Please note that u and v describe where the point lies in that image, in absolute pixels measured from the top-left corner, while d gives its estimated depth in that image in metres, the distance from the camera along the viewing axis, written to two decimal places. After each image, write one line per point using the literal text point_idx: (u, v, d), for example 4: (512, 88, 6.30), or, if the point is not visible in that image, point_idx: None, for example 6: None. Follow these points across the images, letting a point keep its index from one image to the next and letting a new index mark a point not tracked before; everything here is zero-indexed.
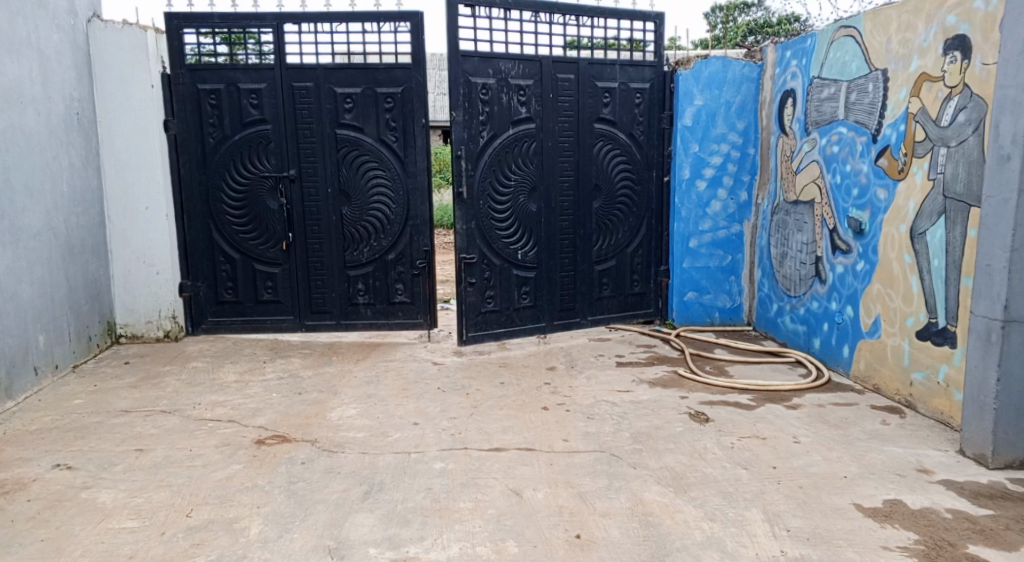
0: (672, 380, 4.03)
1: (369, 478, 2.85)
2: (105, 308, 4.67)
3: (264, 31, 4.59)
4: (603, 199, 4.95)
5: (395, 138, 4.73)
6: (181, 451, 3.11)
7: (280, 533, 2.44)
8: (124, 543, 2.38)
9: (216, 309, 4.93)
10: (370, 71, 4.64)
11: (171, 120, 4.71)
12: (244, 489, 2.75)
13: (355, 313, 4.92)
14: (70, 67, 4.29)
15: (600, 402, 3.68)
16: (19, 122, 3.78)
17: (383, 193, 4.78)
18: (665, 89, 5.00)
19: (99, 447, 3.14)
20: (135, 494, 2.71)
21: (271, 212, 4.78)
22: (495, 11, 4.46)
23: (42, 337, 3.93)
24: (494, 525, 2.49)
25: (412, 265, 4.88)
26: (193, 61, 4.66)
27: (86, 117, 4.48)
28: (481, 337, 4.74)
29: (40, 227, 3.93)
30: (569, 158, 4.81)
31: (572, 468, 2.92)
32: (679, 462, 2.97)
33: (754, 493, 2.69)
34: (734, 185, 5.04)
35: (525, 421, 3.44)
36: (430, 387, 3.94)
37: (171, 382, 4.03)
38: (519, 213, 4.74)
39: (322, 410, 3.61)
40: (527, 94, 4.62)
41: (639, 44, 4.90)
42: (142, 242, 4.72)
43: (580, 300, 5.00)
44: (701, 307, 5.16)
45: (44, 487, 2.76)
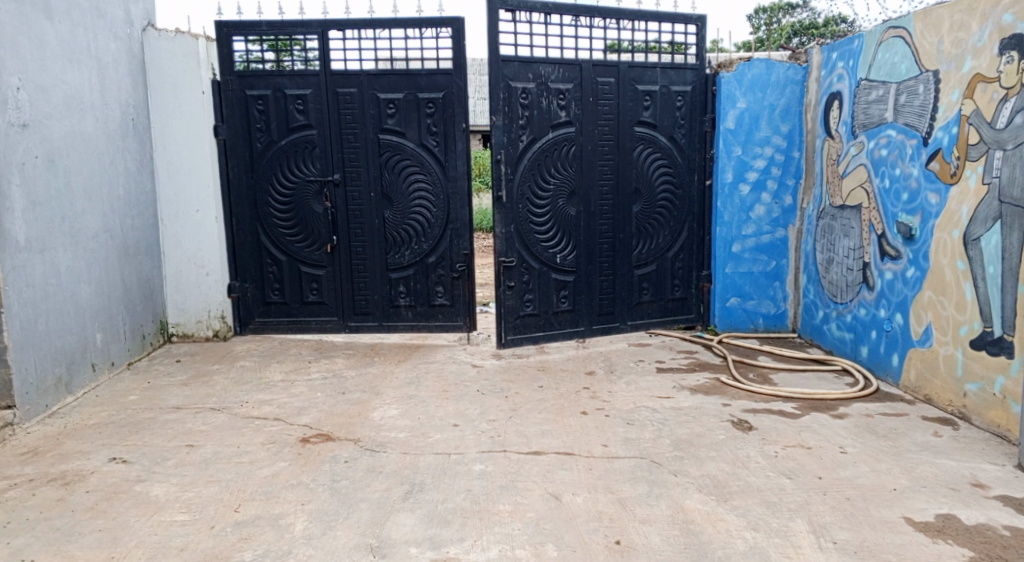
0: (714, 387, 3.98)
1: (410, 478, 2.89)
2: (157, 308, 4.82)
3: (309, 37, 4.69)
4: (643, 203, 4.92)
5: (436, 143, 4.78)
6: (230, 448, 3.19)
7: (324, 530, 2.49)
8: (175, 535, 2.46)
9: (263, 310, 5.05)
10: (412, 76, 4.70)
11: (221, 125, 4.83)
12: (289, 486, 2.81)
13: (397, 314, 4.98)
14: (126, 75, 4.45)
15: (640, 408, 3.66)
16: (79, 127, 3.93)
17: (425, 196, 4.84)
18: (707, 92, 4.95)
19: (152, 442, 3.25)
20: (186, 488, 2.80)
21: (315, 214, 4.88)
22: (535, 16, 4.48)
23: (99, 335, 4.08)
24: (534, 529, 2.50)
25: (453, 267, 4.92)
26: (241, 67, 4.79)
27: (141, 123, 4.64)
28: (520, 340, 4.76)
29: (97, 229, 4.09)
30: (609, 161, 4.80)
31: (612, 474, 2.91)
32: (721, 470, 2.94)
33: (799, 503, 2.64)
34: (779, 189, 4.96)
35: (564, 425, 3.44)
36: (470, 390, 3.97)
37: (219, 380, 4.14)
38: (559, 217, 4.74)
39: (365, 410, 3.67)
40: (567, 98, 4.63)
41: (681, 47, 4.86)
42: (193, 244, 4.87)
43: (620, 305, 4.98)
44: (744, 313, 5.09)
45: (101, 480, 2.86)
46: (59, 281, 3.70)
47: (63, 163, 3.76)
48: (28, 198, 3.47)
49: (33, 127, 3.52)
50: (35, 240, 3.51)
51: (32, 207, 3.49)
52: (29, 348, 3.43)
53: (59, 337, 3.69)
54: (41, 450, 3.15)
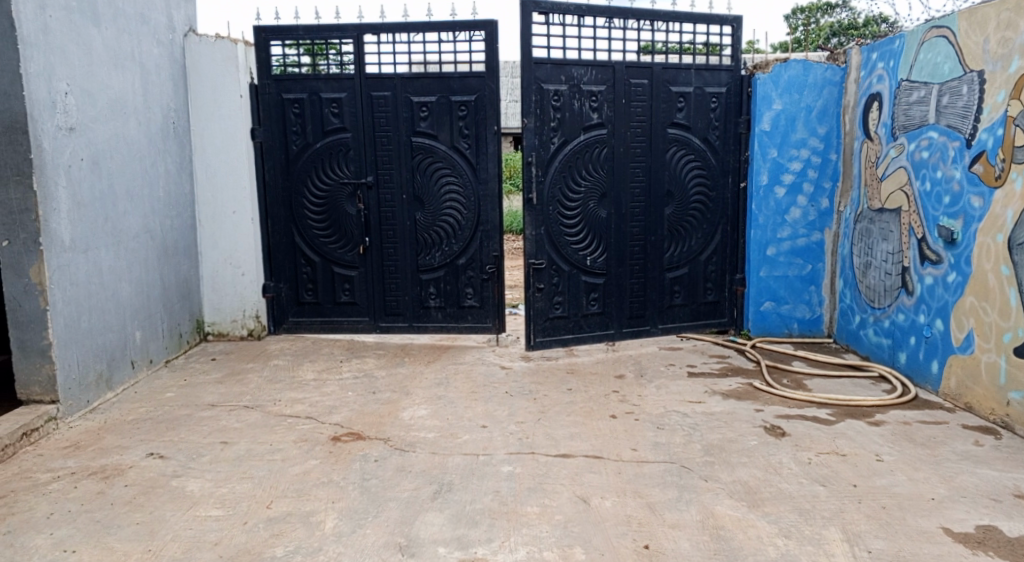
0: (746, 392, 3.92)
1: (439, 478, 2.90)
2: (195, 307, 4.94)
3: (345, 41, 4.76)
4: (675, 205, 4.88)
5: (468, 145, 4.80)
6: (263, 445, 3.25)
7: (354, 528, 2.52)
8: (210, 530, 2.51)
9: (297, 310, 5.12)
10: (445, 80, 4.74)
11: (258, 128, 4.92)
12: (320, 484, 2.85)
13: (427, 315, 5.02)
14: (168, 79, 4.57)
15: (670, 412, 3.63)
16: (123, 130, 4.05)
17: (456, 198, 4.86)
18: (742, 94, 4.89)
19: (188, 438, 3.32)
20: (220, 484, 2.85)
21: (348, 216, 4.94)
22: (568, 18, 4.48)
23: (139, 333, 4.18)
24: (562, 531, 2.49)
25: (482, 269, 4.94)
26: (279, 71, 4.87)
27: (181, 126, 4.76)
28: (549, 342, 4.75)
29: (138, 230, 4.19)
30: (641, 163, 4.77)
31: (641, 478, 2.89)
32: (753, 476, 2.89)
33: (833, 511, 2.59)
34: (815, 192, 4.87)
35: (592, 428, 3.43)
36: (498, 391, 3.98)
37: (253, 379, 4.22)
38: (590, 219, 4.72)
39: (395, 410, 3.70)
40: (599, 100, 4.61)
41: (715, 48, 4.82)
42: (230, 245, 4.97)
43: (651, 308, 4.94)
44: (778, 317, 5.01)
45: (139, 474, 2.93)
46: (102, 280, 3.81)
47: (107, 166, 3.87)
48: (74, 199, 3.57)
49: (80, 130, 3.63)
50: (80, 240, 3.62)
51: (77, 208, 3.60)
52: (72, 345, 3.54)
53: (101, 335, 3.80)
54: (82, 444, 3.25)
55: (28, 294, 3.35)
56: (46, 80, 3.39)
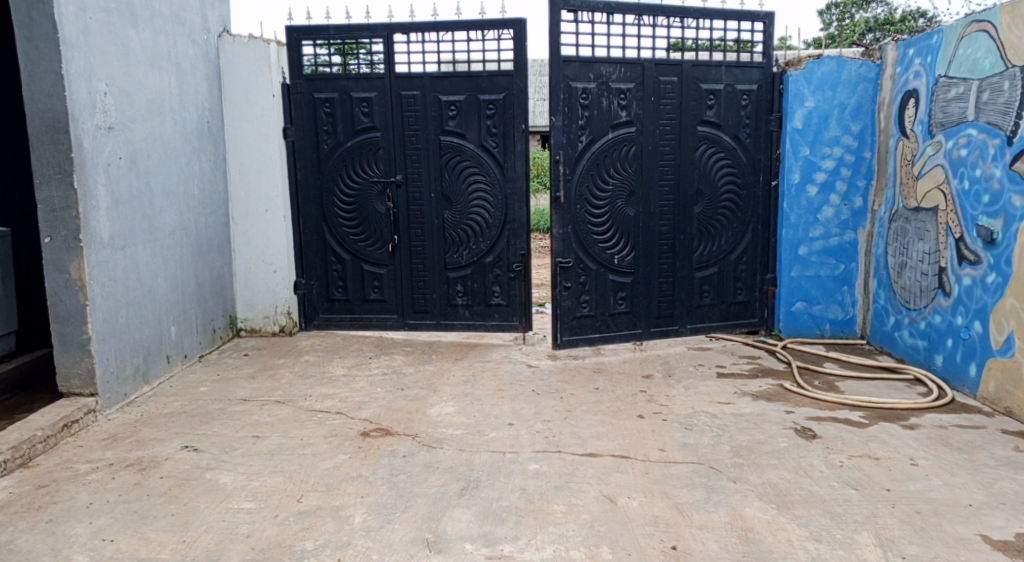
0: (776, 394, 3.87)
1: (466, 475, 2.92)
2: (228, 303, 5.03)
3: (374, 41, 4.80)
4: (705, 204, 4.84)
5: (495, 144, 4.81)
6: (294, 439, 3.30)
7: (382, 523, 2.55)
8: (242, 522, 2.55)
9: (327, 307, 5.18)
10: (473, 79, 4.75)
11: (289, 127, 4.99)
12: (349, 479, 2.89)
13: (454, 313, 5.04)
14: (202, 80, 4.65)
15: (699, 413, 3.60)
16: (159, 130, 4.14)
17: (484, 197, 4.88)
18: (774, 91, 4.82)
19: (221, 432, 3.38)
20: (252, 478, 2.91)
21: (378, 215, 4.98)
22: (597, 15, 4.46)
23: (174, 328, 4.27)
24: (589, 530, 2.49)
25: (509, 268, 4.94)
26: (310, 70, 4.93)
27: (215, 126, 4.84)
28: (576, 341, 4.75)
29: (174, 227, 4.28)
30: (671, 161, 4.73)
31: (669, 478, 2.88)
32: (782, 478, 2.86)
33: (865, 516, 2.54)
34: (848, 190, 4.78)
35: (619, 428, 3.42)
36: (525, 390, 3.98)
37: (285, 374, 4.28)
38: (618, 217, 4.70)
39: (423, 406, 3.73)
40: (627, 97, 4.59)
41: (747, 45, 4.76)
42: (262, 243, 5.05)
43: (679, 308, 4.90)
44: (810, 318, 4.93)
45: (174, 466, 3.00)
46: (139, 276, 3.90)
47: (143, 165, 3.96)
48: (112, 196, 3.66)
49: (118, 129, 3.72)
50: (118, 236, 3.71)
51: (115, 206, 3.69)
52: (110, 339, 3.63)
53: (138, 330, 3.89)
54: (120, 436, 3.33)
55: (69, 289, 3.44)
56: (86, 81, 3.47)
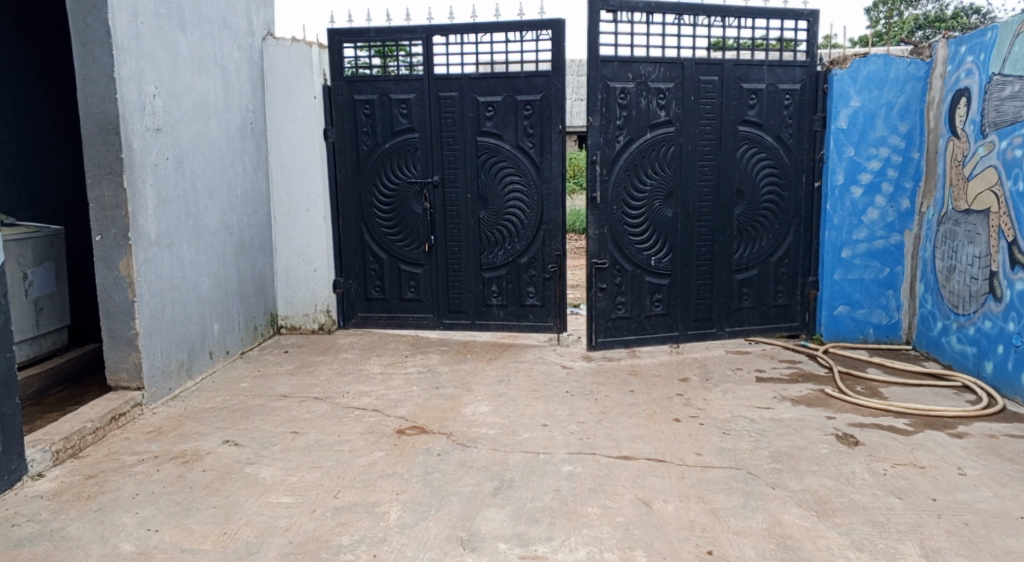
0: (817, 399, 3.79)
1: (500, 475, 2.92)
2: (269, 301, 5.13)
3: (414, 43, 4.85)
4: (745, 205, 4.76)
5: (532, 145, 4.81)
6: (331, 436, 3.35)
7: (417, 520, 2.57)
8: (280, 516, 2.60)
9: (365, 306, 5.25)
10: (511, 80, 4.76)
11: (330, 128, 5.08)
12: (385, 476, 2.92)
13: (489, 314, 5.06)
14: (247, 82, 4.76)
15: (737, 417, 3.54)
16: (205, 131, 4.24)
17: (519, 197, 4.88)
18: (818, 90, 4.72)
19: (261, 427, 3.46)
20: (290, 473, 2.96)
21: (415, 215, 5.03)
22: (636, 15, 4.43)
23: (217, 325, 4.38)
24: (623, 533, 2.47)
25: (544, 269, 4.93)
26: (350, 72, 5.00)
27: (258, 127, 4.95)
28: (611, 343, 4.72)
29: (218, 226, 4.39)
30: (710, 162, 4.67)
31: (705, 483, 2.84)
32: (823, 485, 2.80)
33: (910, 525, 2.47)
34: (895, 192, 4.66)
35: (655, 431, 3.39)
36: (559, 391, 3.97)
37: (323, 371, 4.35)
38: (655, 218, 4.66)
39: (457, 405, 3.75)
40: (666, 97, 4.54)
41: (790, 44, 4.68)
42: (303, 242, 5.14)
43: (717, 310, 4.83)
44: (853, 322, 4.81)
45: (216, 460, 3.07)
46: (184, 274, 4.01)
47: (190, 165, 4.07)
48: (160, 196, 3.77)
49: (166, 131, 3.83)
50: (165, 235, 3.82)
51: (162, 205, 3.79)
52: (156, 335, 3.73)
53: (183, 326, 4.00)
54: (165, 429, 3.43)
55: (118, 285, 3.55)
56: (137, 84, 3.58)
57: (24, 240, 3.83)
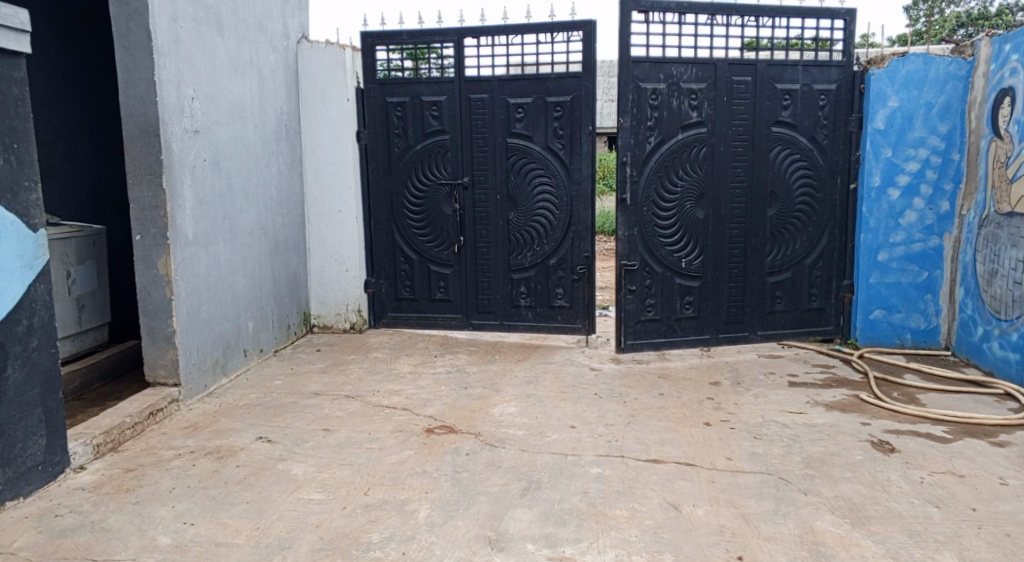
0: (851, 405, 3.72)
1: (528, 475, 2.93)
2: (302, 300, 5.21)
3: (445, 46, 4.88)
4: (778, 207, 4.69)
5: (562, 146, 4.80)
6: (362, 434, 3.39)
7: (445, 519, 2.59)
8: (312, 513, 2.64)
9: (395, 306, 5.30)
10: (541, 81, 4.77)
11: (363, 130, 5.14)
12: (414, 474, 2.94)
13: (517, 314, 5.06)
14: (282, 84, 4.84)
15: (769, 422, 3.49)
16: (241, 133, 4.33)
17: (548, 199, 4.88)
18: (854, 90, 4.63)
19: (294, 424, 3.51)
20: (321, 470, 3.00)
21: (445, 216, 5.06)
22: (669, 16, 4.40)
23: (251, 323, 4.46)
24: (652, 537, 2.45)
25: (573, 270, 4.92)
26: (383, 75, 5.06)
27: (293, 129, 5.03)
28: (640, 345, 4.69)
29: (253, 227, 4.47)
30: (743, 163, 4.62)
31: (735, 488, 2.80)
32: (857, 492, 2.75)
33: (948, 535, 2.42)
34: (934, 194, 4.55)
35: (685, 435, 3.36)
36: (587, 392, 3.96)
37: (354, 370, 4.41)
38: (686, 220, 4.63)
39: (486, 405, 3.77)
40: (699, 98, 4.50)
41: (826, 43, 4.60)
42: (336, 242, 5.21)
43: (749, 314, 4.77)
44: (889, 327, 4.72)
45: (249, 456, 3.13)
46: (220, 273, 4.09)
47: (226, 166, 4.15)
48: (197, 197, 3.86)
49: (204, 133, 3.91)
50: (202, 234, 3.90)
51: (199, 206, 3.88)
52: (192, 333, 3.81)
53: (218, 324, 4.08)
54: (200, 425, 3.50)
55: (156, 283, 3.64)
56: (176, 87, 3.67)
57: (68, 240, 3.95)
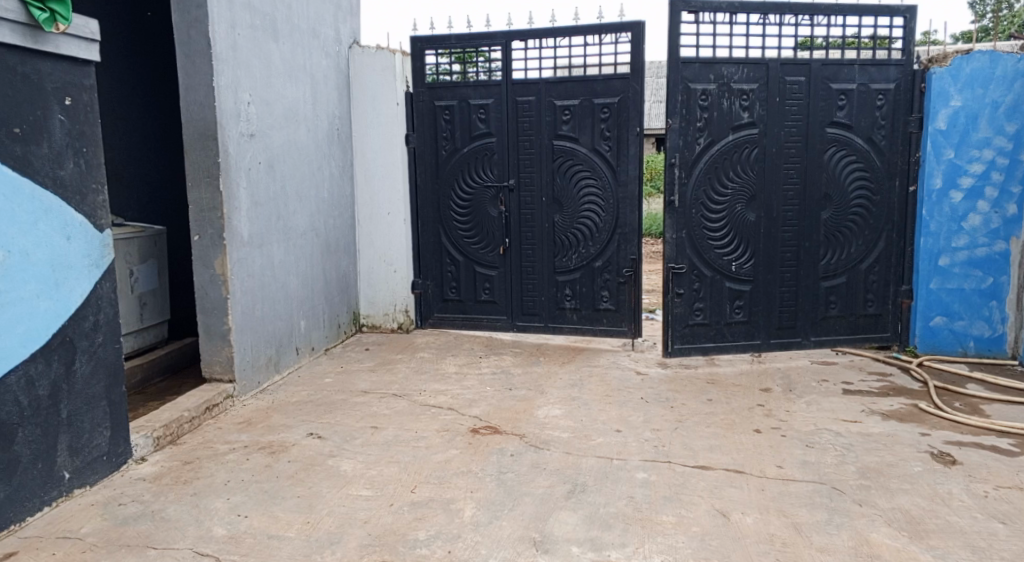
0: (910, 414, 3.59)
1: (573, 478, 2.92)
2: (352, 300, 5.31)
3: (493, 49, 4.92)
4: (832, 209, 4.57)
5: (609, 147, 4.77)
6: (409, 432, 3.43)
7: (490, 519, 2.60)
8: (361, 509, 2.68)
9: (442, 307, 5.36)
10: (589, 82, 4.75)
11: (412, 134, 5.21)
12: (460, 474, 2.97)
13: (563, 317, 5.06)
14: (334, 89, 4.94)
15: (821, 430, 3.40)
16: (295, 136, 4.43)
17: (595, 201, 4.86)
18: (915, 90, 4.48)
19: (343, 422, 3.58)
20: (370, 467, 3.05)
21: (491, 218, 5.09)
22: (720, 15, 4.34)
23: (303, 321, 4.56)
24: (699, 543, 2.42)
25: (619, 272, 4.88)
26: (432, 79, 5.13)
27: (344, 133, 5.13)
28: (688, 349, 4.63)
29: (305, 227, 4.58)
30: (796, 165, 4.51)
31: (786, 497, 2.74)
32: (915, 505, 2.65)
33: (1014, 552, 2.31)
34: (1000, 196, 4.37)
35: (733, 441, 3.30)
36: (633, 397, 3.93)
37: (402, 369, 4.47)
38: (736, 222, 4.55)
39: (531, 407, 3.77)
40: (750, 98, 4.42)
41: (884, 41, 4.46)
42: (384, 243, 5.29)
43: (802, 319, 4.66)
44: (951, 334, 4.55)
45: (301, 452, 3.21)
46: (274, 273, 4.20)
47: (280, 169, 4.26)
48: (252, 198, 3.97)
49: (259, 136, 4.02)
50: (257, 235, 4.02)
51: (255, 207, 3.99)
52: (246, 331, 3.92)
53: (271, 323, 4.19)
54: (253, 421, 3.60)
55: (213, 282, 3.76)
56: (233, 91, 3.78)
57: (131, 239, 4.11)
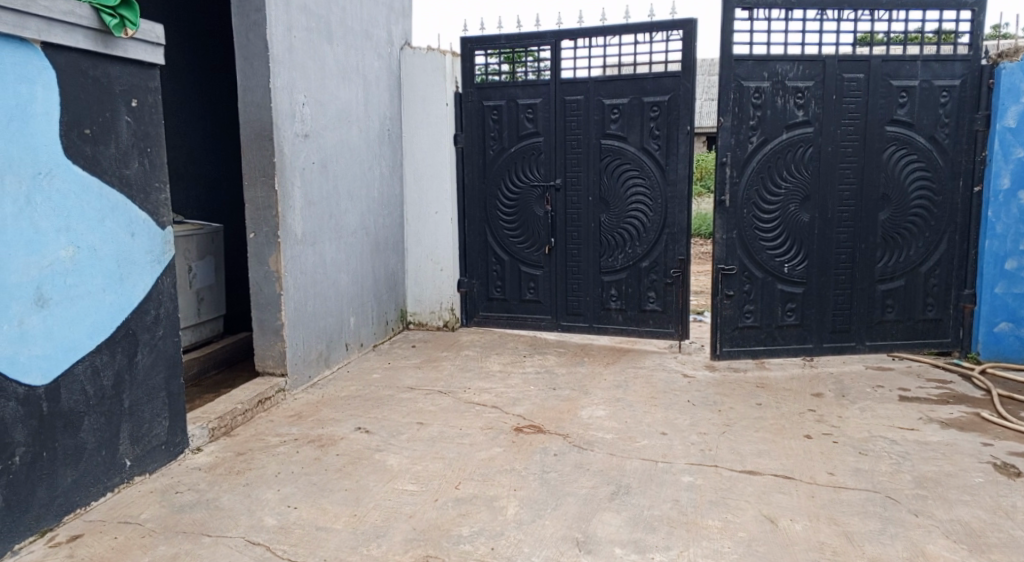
0: (971, 423, 3.45)
1: (616, 480, 2.90)
2: (399, 298, 5.39)
3: (543, 48, 4.93)
4: (890, 210, 4.43)
5: (658, 146, 4.72)
6: (453, 429, 3.47)
7: (533, 517, 2.61)
8: (406, 503, 2.73)
9: (487, 306, 5.39)
10: (639, 81, 4.71)
11: (460, 134, 5.26)
12: (504, 471, 2.98)
13: (608, 317, 5.03)
14: (385, 89, 5.02)
15: (875, 437, 3.30)
16: (347, 136, 4.53)
17: (642, 201, 4.81)
18: (982, 86, 4.29)
19: (389, 417, 3.64)
20: (415, 462, 3.09)
21: (537, 218, 5.10)
22: (774, 12, 4.25)
23: (352, 318, 4.65)
24: (746, 549, 2.38)
25: (666, 273, 4.82)
26: (480, 80, 5.16)
27: (394, 133, 5.21)
28: (737, 353, 4.55)
29: (355, 226, 4.66)
30: (852, 164, 4.39)
31: (838, 505, 2.67)
32: (976, 518, 2.55)
33: None
34: None
35: (782, 447, 3.22)
36: (679, 399, 3.88)
37: (448, 366, 4.52)
38: (789, 223, 4.44)
39: (574, 407, 3.76)
40: (805, 96, 4.32)
41: (949, 36, 4.30)
42: (432, 242, 5.36)
43: (856, 323, 4.52)
44: (1017, 341, 4.38)
45: (348, 445, 3.28)
46: (325, 270, 4.30)
47: (332, 168, 4.35)
48: (306, 197, 4.07)
49: (312, 136, 4.12)
50: (309, 234, 4.12)
51: (308, 206, 4.09)
52: (299, 327, 4.02)
53: (322, 319, 4.29)
54: (304, 414, 3.69)
55: (267, 279, 3.87)
56: (289, 93, 3.89)
57: (190, 236, 4.26)
